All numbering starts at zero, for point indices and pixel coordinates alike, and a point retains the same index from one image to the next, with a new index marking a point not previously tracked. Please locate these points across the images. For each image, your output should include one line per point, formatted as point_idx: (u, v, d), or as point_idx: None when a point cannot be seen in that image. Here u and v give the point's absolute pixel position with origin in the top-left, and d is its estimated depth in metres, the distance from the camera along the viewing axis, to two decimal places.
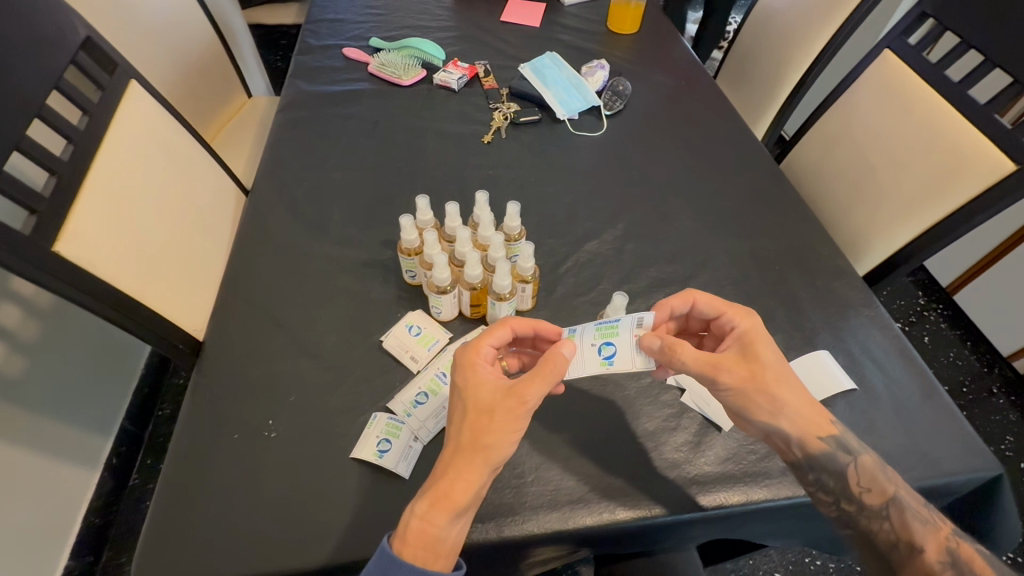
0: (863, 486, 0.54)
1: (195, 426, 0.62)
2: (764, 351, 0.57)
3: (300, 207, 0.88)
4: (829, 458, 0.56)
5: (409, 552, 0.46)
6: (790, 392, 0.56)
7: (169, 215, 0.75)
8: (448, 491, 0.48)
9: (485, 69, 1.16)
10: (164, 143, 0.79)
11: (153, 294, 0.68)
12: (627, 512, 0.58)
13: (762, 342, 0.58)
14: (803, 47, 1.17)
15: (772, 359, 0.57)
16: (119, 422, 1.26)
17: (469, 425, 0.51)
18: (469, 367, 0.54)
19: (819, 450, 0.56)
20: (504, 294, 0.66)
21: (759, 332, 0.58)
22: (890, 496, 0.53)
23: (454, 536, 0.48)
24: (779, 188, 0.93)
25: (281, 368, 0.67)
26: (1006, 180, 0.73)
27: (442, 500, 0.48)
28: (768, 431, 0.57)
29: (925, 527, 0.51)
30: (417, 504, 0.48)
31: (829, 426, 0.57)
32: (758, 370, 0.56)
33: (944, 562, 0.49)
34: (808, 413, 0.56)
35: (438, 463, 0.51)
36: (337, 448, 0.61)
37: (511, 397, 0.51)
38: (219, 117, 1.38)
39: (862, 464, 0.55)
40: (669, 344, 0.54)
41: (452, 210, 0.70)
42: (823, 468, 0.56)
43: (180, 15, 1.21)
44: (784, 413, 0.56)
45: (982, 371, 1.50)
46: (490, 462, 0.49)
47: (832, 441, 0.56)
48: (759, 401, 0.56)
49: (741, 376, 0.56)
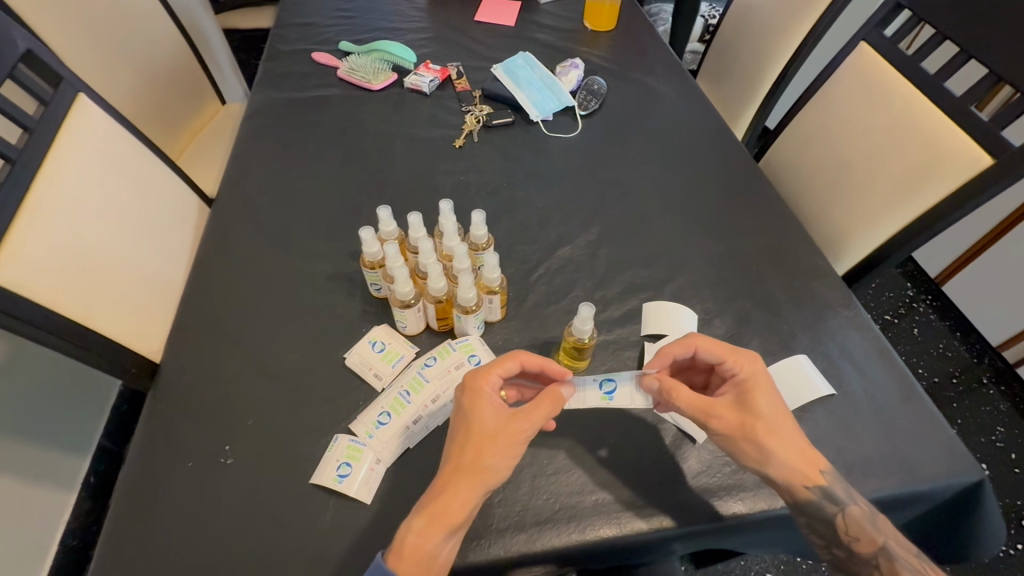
0: (851, 535, 0.53)
1: (149, 454, 0.60)
2: (761, 402, 0.55)
3: (264, 220, 0.85)
4: (817, 507, 0.54)
5: (403, 566, 0.45)
6: (780, 446, 0.54)
7: (119, 236, 0.73)
8: (444, 510, 0.47)
9: (457, 71, 1.13)
10: (115, 158, 0.78)
11: (102, 316, 0.66)
12: (597, 532, 0.55)
13: (760, 393, 0.55)
14: (782, 40, 1.15)
15: (768, 411, 0.55)
16: (96, 441, 1.23)
17: (471, 447, 0.49)
18: (477, 390, 0.52)
19: (807, 499, 0.54)
20: (470, 307, 0.64)
21: (759, 382, 0.56)
22: (879, 546, 0.53)
23: (446, 555, 0.47)
24: (756, 186, 0.91)
25: (240, 390, 0.65)
26: (984, 175, 0.72)
27: (440, 516, 0.47)
28: (756, 475, 0.56)
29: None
30: (414, 519, 0.47)
31: (818, 477, 0.54)
32: (750, 421, 0.55)
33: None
34: (799, 467, 0.54)
35: (435, 480, 0.50)
36: (296, 473, 0.58)
37: (515, 425, 0.50)
38: (190, 125, 1.35)
39: (851, 514, 0.54)
40: (667, 387, 0.57)
41: (414, 221, 0.67)
42: (811, 515, 0.54)
43: (143, 22, 1.18)
44: (772, 464, 0.54)
45: (972, 361, 1.48)
46: (488, 485, 0.49)
47: (818, 490, 0.54)
48: (747, 451, 0.55)
49: (731, 425, 0.55)
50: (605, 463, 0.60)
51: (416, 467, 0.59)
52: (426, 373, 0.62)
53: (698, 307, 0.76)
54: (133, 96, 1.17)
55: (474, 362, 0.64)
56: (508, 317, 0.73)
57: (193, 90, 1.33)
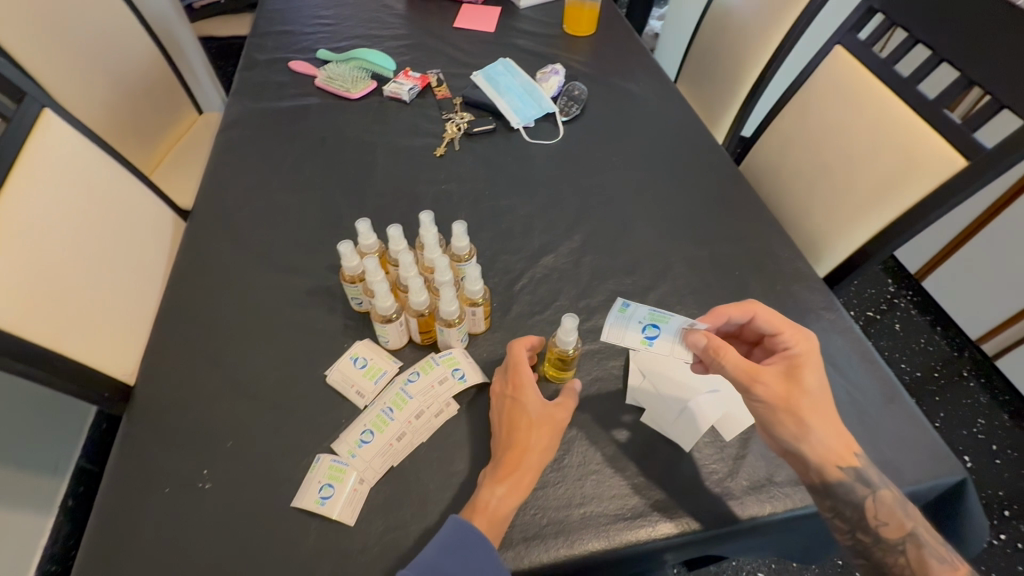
0: (881, 520, 0.54)
1: (123, 481, 0.58)
2: (809, 377, 0.57)
3: (242, 234, 0.83)
4: (848, 489, 0.55)
5: (480, 523, 0.51)
6: (821, 423, 0.56)
7: (90, 258, 0.71)
8: (511, 475, 0.53)
9: (437, 78, 1.12)
10: (84, 174, 0.76)
11: (70, 339, 0.64)
12: (586, 546, 0.55)
13: (810, 368, 0.58)
14: (759, 44, 1.16)
15: (815, 387, 0.57)
16: (74, 462, 1.20)
17: (531, 430, 0.56)
18: (518, 382, 0.58)
19: (838, 480, 0.55)
20: (453, 320, 0.63)
21: (812, 358, 0.58)
22: (908, 531, 0.53)
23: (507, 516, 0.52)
24: (737, 190, 0.92)
25: (219, 411, 0.63)
26: (958, 176, 0.73)
27: (518, 485, 0.53)
28: (788, 450, 0.57)
29: (943, 566, 0.52)
30: (498, 486, 0.53)
31: (852, 457, 0.56)
32: (795, 394, 0.57)
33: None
34: (835, 446, 0.55)
35: (502, 455, 0.55)
36: (277, 496, 0.57)
37: (556, 412, 0.57)
38: (166, 137, 1.32)
39: (882, 497, 0.55)
40: (714, 345, 0.58)
41: (394, 234, 0.66)
42: (841, 499, 0.55)
43: (114, 33, 1.16)
44: (808, 441, 0.56)
45: (953, 355, 1.51)
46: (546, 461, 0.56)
47: (852, 472, 0.55)
48: (786, 422, 0.56)
49: (776, 394, 0.57)
50: (592, 476, 0.59)
51: (402, 484, 0.58)
52: (409, 390, 0.61)
53: (683, 313, 0.76)
54: (105, 108, 1.14)
55: (459, 376, 0.63)
56: (493, 327, 0.73)
57: (168, 101, 1.31)
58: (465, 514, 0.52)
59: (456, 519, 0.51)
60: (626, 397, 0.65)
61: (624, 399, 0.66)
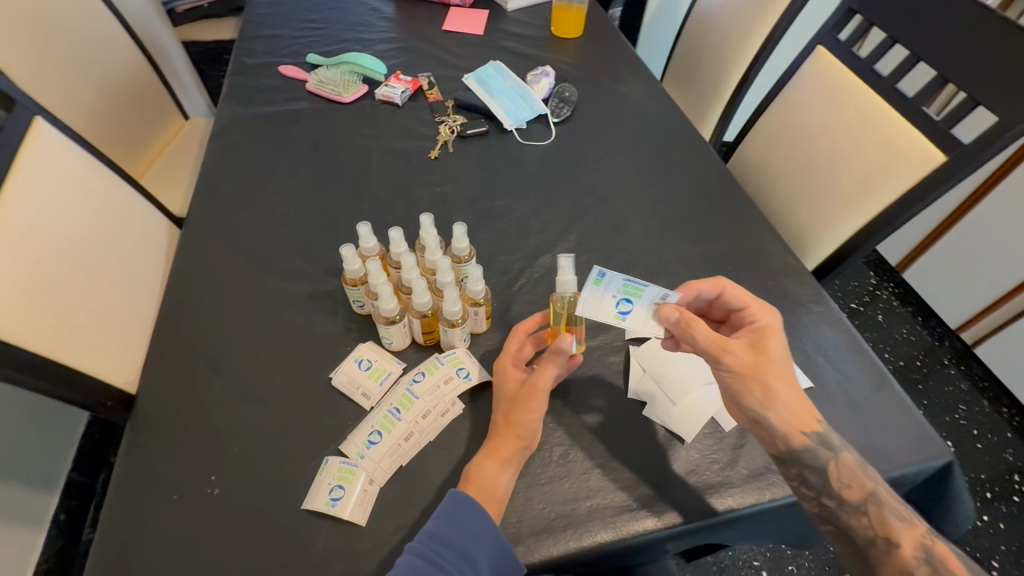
0: (843, 482, 0.56)
1: (129, 490, 0.58)
2: (774, 347, 0.59)
3: (239, 239, 0.83)
4: (812, 455, 0.57)
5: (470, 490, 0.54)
6: (787, 391, 0.58)
7: (84, 267, 0.71)
8: (505, 445, 0.56)
9: (429, 81, 1.13)
10: (77, 183, 0.75)
11: (69, 350, 0.64)
12: (594, 538, 0.56)
13: (775, 339, 0.60)
14: (742, 44, 1.19)
15: (780, 357, 0.59)
16: (65, 474, 1.17)
17: (509, 405, 0.58)
18: (503, 365, 0.62)
19: (802, 446, 0.57)
20: (456, 320, 0.64)
21: (777, 329, 0.61)
22: (869, 492, 0.55)
23: (502, 487, 0.55)
24: (726, 187, 0.94)
25: (223, 417, 0.63)
26: (938, 171, 0.76)
27: (495, 453, 0.56)
28: (757, 420, 0.58)
29: (903, 525, 0.53)
30: (476, 454, 0.57)
31: (814, 423, 0.58)
32: (762, 362, 0.58)
33: (918, 558, 0.51)
34: (799, 412, 0.57)
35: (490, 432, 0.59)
36: (286, 499, 0.57)
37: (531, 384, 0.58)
38: (153, 143, 1.30)
39: (843, 460, 0.57)
40: (686, 318, 0.58)
41: (395, 236, 0.67)
42: (806, 464, 0.57)
43: (98, 39, 1.14)
44: (775, 407, 0.57)
45: (934, 344, 1.56)
46: (523, 433, 0.57)
47: (815, 437, 0.57)
48: (754, 390, 0.58)
49: (744, 363, 0.58)
50: (595, 470, 0.61)
51: (410, 483, 0.59)
52: (415, 390, 0.62)
53: None
54: (92, 116, 1.13)
55: (463, 375, 0.64)
56: (494, 326, 0.74)
57: (155, 106, 1.29)
58: (460, 487, 0.55)
59: (452, 492, 0.53)
60: (627, 391, 0.67)
61: (625, 393, 0.67)
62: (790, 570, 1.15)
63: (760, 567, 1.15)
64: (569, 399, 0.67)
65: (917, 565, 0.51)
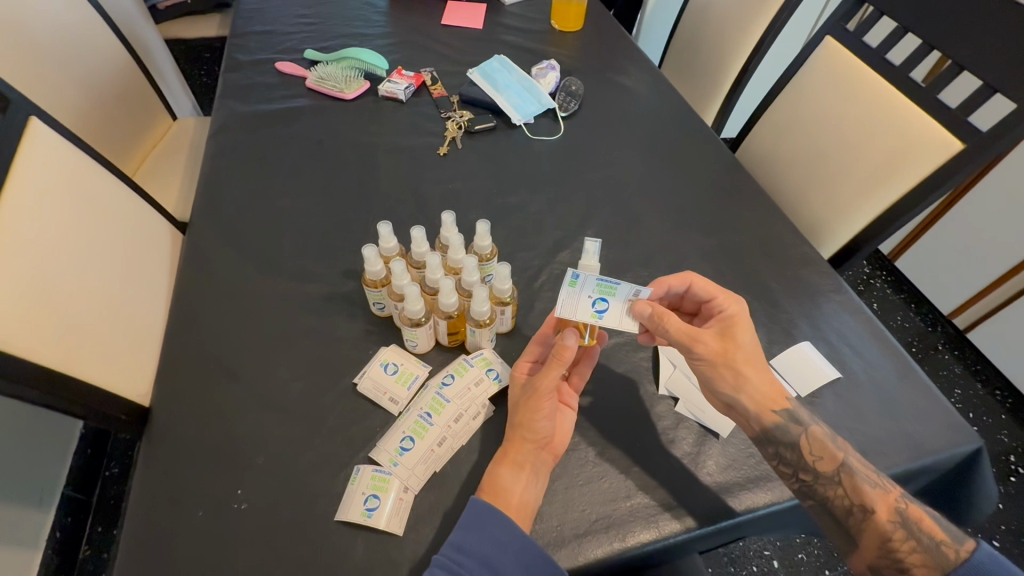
0: (815, 455, 0.55)
1: (150, 508, 0.55)
2: (743, 334, 0.59)
3: (247, 242, 0.80)
4: (785, 431, 0.56)
5: (486, 495, 0.53)
6: (756, 373, 0.58)
7: (88, 277, 0.68)
8: (514, 450, 0.55)
9: (432, 76, 1.10)
10: (74, 186, 0.72)
11: (75, 362, 0.61)
12: (637, 538, 0.55)
13: (743, 327, 0.60)
14: (741, 35, 1.18)
15: (748, 343, 0.59)
16: (60, 491, 1.11)
17: (518, 409, 0.56)
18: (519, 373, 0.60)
19: (775, 424, 0.57)
20: (484, 320, 0.62)
21: (744, 318, 0.60)
22: (840, 462, 0.54)
23: (520, 493, 0.53)
24: (740, 179, 0.94)
25: (246, 428, 0.61)
26: (955, 158, 0.76)
27: (508, 456, 0.54)
28: (731, 404, 0.59)
29: (876, 491, 0.53)
30: (491, 463, 0.55)
31: (783, 401, 0.58)
32: (732, 348, 0.58)
33: (894, 522, 0.51)
34: (770, 393, 0.57)
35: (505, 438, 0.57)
36: (317, 510, 0.55)
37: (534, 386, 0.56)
38: (142, 144, 1.25)
39: (813, 434, 0.56)
40: (659, 312, 0.56)
41: (417, 236, 0.65)
42: (781, 441, 0.56)
43: (83, 35, 1.09)
44: (746, 389, 0.57)
45: (927, 330, 1.56)
46: (529, 434, 0.55)
47: (785, 414, 0.57)
48: (724, 375, 0.58)
49: (714, 350, 0.58)
50: (633, 469, 0.60)
51: (445, 489, 0.57)
52: (446, 394, 0.60)
53: None
54: (79, 116, 1.08)
55: (493, 376, 0.63)
56: (518, 325, 0.72)
57: (143, 106, 1.24)
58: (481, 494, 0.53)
59: (474, 500, 0.52)
60: (659, 388, 0.67)
61: (656, 389, 0.67)
62: (802, 558, 1.13)
63: (770, 557, 1.13)
64: (599, 396, 0.66)
65: (893, 530, 0.51)
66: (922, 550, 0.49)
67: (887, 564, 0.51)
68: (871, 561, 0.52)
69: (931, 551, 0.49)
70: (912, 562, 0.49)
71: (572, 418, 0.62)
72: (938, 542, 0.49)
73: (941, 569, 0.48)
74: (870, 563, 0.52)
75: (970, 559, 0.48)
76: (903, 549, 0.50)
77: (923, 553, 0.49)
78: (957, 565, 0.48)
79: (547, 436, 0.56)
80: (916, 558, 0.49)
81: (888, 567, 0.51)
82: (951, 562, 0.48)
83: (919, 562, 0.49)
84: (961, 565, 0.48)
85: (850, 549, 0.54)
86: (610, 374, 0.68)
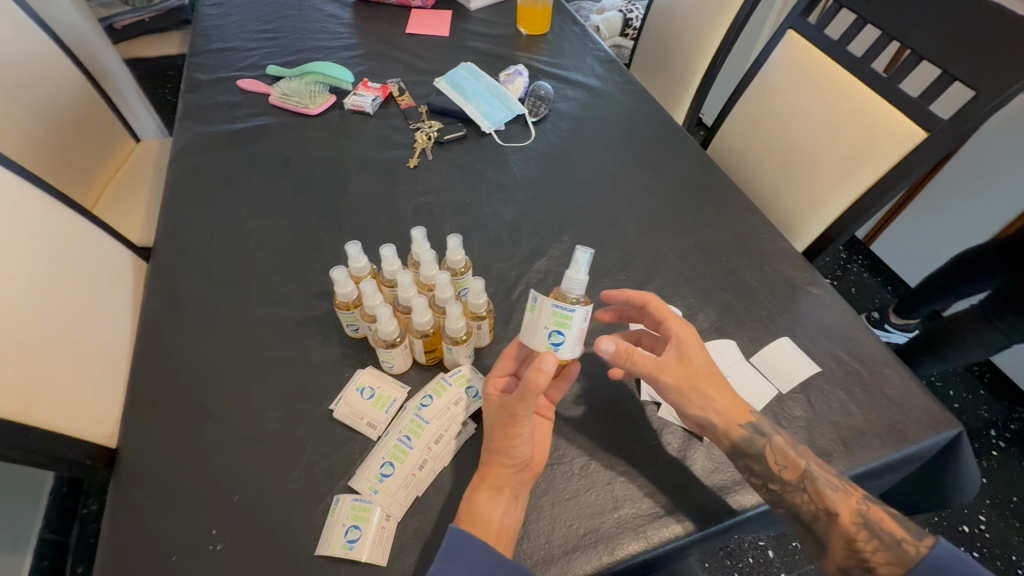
0: (780, 464, 0.54)
1: (120, 559, 0.53)
2: (699, 355, 0.58)
3: (215, 268, 0.78)
4: (750, 442, 0.56)
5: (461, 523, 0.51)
6: (718, 392, 0.57)
7: (41, 323, 0.66)
8: (493, 475, 0.54)
9: (399, 87, 1.09)
10: (26, 224, 0.70)
11: (31, 410, 0.59)
12: (624, 554, 0.54)
13: (696, 347, 0.59)
14: (708, 29, 1.17)
15: (704, 363, 0.58)
16: (34, 534, 1.06)
17: (492, 436, 0.55)
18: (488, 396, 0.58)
19: (741, 437, 0.56)
20: (459, 337, 0.61)
21: (693, 337, 0.59)
22: (803, 469, 0.54)
23: (500, 517, 0.52)
24: (712, 176, 0.94)
25: (220, 465, 0.59)
26: (920, 147, 0.77)
27: (484, 482, 0.54)
28: (700, 423, 0.58)
29: (838, 495, 0.53)
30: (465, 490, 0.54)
31: (746, 413, 0.57)
32: (692, 372, 0.57)
33: (857, 523, 0.51)
34: (733, 410, 0.57)
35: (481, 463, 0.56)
36: (298, 546, 0.53)
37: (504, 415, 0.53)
38: (103, 168, 1.22)
39: (776, 443, 0.56)
40: (623, 350, 0.55)
41: (388, 255, 0.63)
42: (747, 453, 0.55)
43: (34, 61, 1.05)
44: (713, 409, 0.57)
45: None
46: (507, 461, 0.53)
47: (749, 427, 0.56)
48: (691, 400, 0.57)
49: (677, 377, 0.57)
50: (618, 478, 0.59)
51: (429, 513, 0.56)
52: (424, 415, 0.59)
53: (679, 303, 0.77)
54: (35, 145, 1.04)
55: (472, 394, 0.62)
56: (496, 339, 0.71)
57: (102, 130, 1.21)
58: (461, 522, 0.52)
59: (450, 529, 0.50)
60: (641, 394, 0.66)
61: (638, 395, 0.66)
62: (795, 547, 1.13)
63: (765, 547, 1.13)
64: (583, 407, 0.65)
65: (856, 532, 0.51)
66: (885, 549, 0.49)
67: (854, 565, 0.51)
68: (841, 562, 0.52)
69: (893, 549, 0.49)
70: (877, 560, 0.49)
71: (547, 429, 0.61)
72: (898, 539, 0.50)
73: (904, 565, 0.48)
74: (840, 565, 0.52)
75: (929, 554, 0.48)
76: (867, 548, 0.50)
77: (886, 551, 0.49)
78: (918, 561, 0.48)
79: (527, 458, 0.54)
80: (879, 557, 0.49)
81: (856, 567, 0.51)
82: (912, 558, 0.48)
83: (884, 560, 0.49)
84: (922, 560, 0.48)
85: (821, 552, 0.54)
86: (593, 382, 0.67)
